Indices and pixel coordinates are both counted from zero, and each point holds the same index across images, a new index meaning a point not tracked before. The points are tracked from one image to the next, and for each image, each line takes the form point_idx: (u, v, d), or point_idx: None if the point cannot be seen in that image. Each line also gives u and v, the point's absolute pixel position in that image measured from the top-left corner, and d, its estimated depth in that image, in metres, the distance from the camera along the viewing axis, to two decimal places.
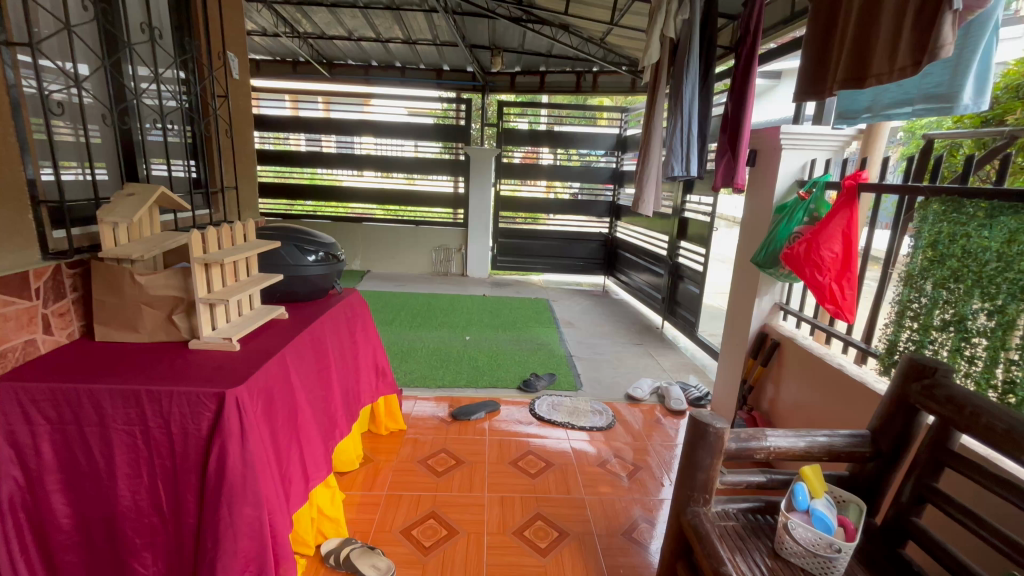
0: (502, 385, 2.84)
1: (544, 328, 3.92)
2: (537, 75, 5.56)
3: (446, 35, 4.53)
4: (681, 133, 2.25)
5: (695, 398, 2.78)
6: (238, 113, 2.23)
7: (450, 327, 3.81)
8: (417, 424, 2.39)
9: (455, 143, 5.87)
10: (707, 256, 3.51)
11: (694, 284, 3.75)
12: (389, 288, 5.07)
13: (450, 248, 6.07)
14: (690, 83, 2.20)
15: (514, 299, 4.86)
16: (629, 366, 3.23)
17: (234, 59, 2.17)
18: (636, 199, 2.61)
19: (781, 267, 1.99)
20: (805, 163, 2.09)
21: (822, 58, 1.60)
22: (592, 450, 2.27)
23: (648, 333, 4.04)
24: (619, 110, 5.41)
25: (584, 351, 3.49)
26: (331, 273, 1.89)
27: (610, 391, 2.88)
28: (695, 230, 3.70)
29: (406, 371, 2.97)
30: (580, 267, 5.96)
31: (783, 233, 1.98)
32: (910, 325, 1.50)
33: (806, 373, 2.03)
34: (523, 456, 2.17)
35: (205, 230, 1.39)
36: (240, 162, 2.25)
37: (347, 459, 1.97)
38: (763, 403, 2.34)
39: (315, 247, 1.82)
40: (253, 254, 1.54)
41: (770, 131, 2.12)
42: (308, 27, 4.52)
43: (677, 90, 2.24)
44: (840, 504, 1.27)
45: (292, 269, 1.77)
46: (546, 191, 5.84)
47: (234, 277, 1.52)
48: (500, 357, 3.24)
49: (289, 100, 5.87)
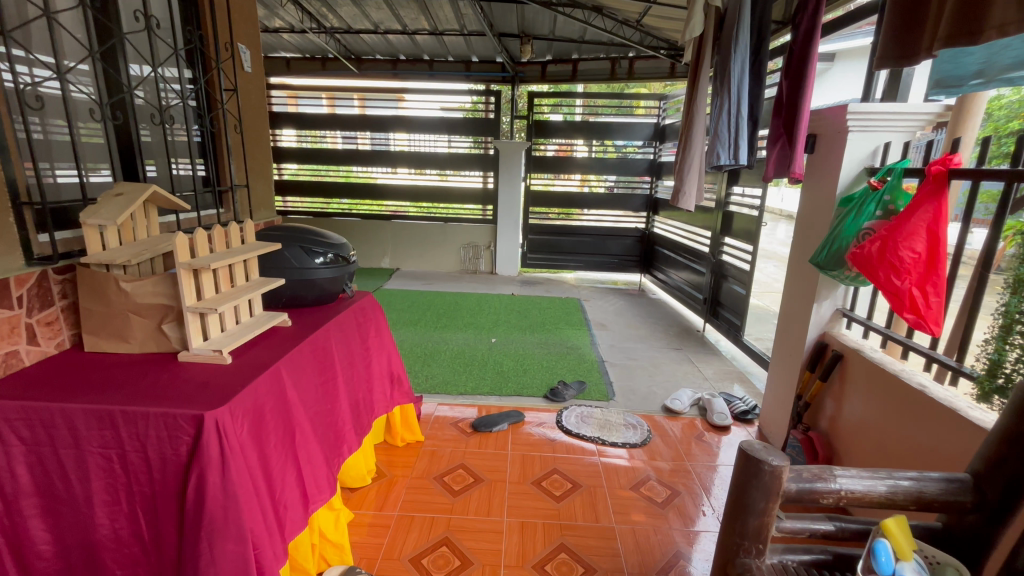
0: (527, 393, 2.66)
1: (575, 330, 3.71)
2: (569, 63, 5.30)
3: (473, 25, 4.37)
4: (728, 117, 1.97)
5: (741, 411, 2.52)
6: (248, 107, 2.13)
7: (476, 329, 3.66)
8: (435, 434, 2.25)
9: (485, 137, 5.72)
10: (754, 253, 3.21)
11: (739, 284, 3.45)
12: (417, 287, 4.97)
13: (480, 245, 5.93)
14: (738, 59, 1.92)
15: (544, 298, 4.66)
16: (667, 374, 2.98)
17: (245, 50, 2.08)
18: (674, 193, 2.35)
19: (846, 269, 1.71)
20: (877, 148, 1.81)
21: (913, 16, 1.33)
22: (624, 469, 2.06)
23: (688, 336, 3.76)
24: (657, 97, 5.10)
25: (617, 356, 3.25)
26: (340, 276, 1.77)
27: (645, 402, 2.64)
28: (742, 226, 3.39)
29: (428, 376, 2.84)
30: (615, 264, 5.68)
31: (849, 229, 1.70)
32: (1020, 342, 1.23)
33: (876, 392, 1.76)
34: (547, 475, 1.98)
35: (195, 232, 1.28)
36: (251, 159, 2.16)
37: (358, 475, 1.84)
38: (822, 421, 2.06)
39: (323, 249, 1.70)
40: (250, 257, 1.42)
41: (834, 111, 1.84)
42: (335, 21, 4.46)
43: (723, 67, 1.97)
44: (932, 567, 1.03)
45: (298, 273, 1.65)
46: (580, 185, 5.60)
47: (229, 283, 1.41)
48: (528, 362, 3.06)
49: (325, 96, 5.72)
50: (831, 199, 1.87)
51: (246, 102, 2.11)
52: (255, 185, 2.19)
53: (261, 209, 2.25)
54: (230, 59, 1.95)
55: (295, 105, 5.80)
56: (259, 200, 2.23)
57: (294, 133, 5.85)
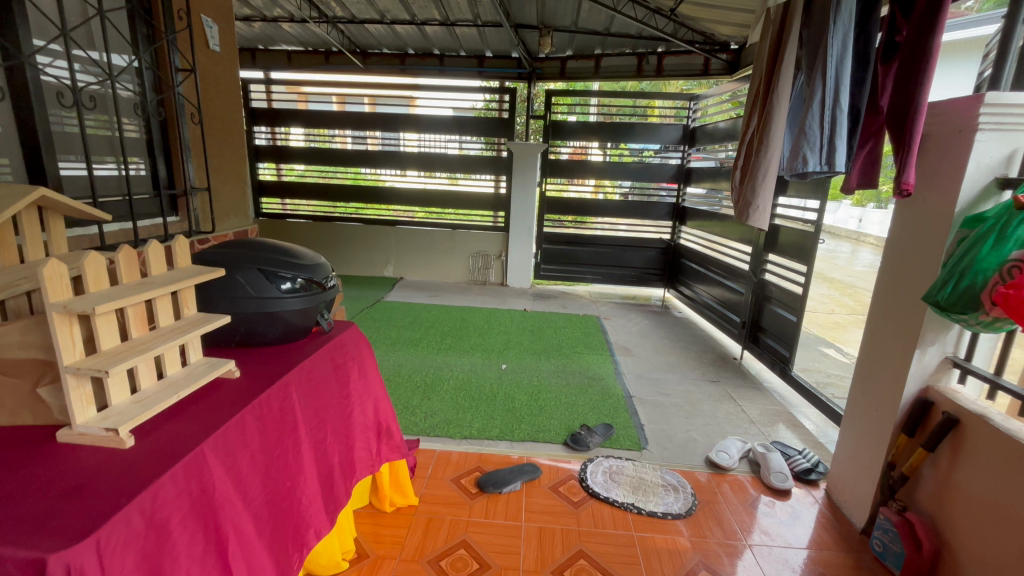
0: (543, 439, 2.25)
1: (595, 355, 3.30)
2: (591, 59, 4.87)
3: (488, 15, 4.00)
4: (821, 109, 1.42)
5: (804, 470, 2.07)
6: (213, 93, 1.75)
7: (484, 352, 3.25)
8: (432, 496, 1.84)
9: (498, 138, 5.32)
10: (808, 275, 2.76)
11: (787, 309, 3.00)
12: (421, 299, 4.60)
13: (490, 255, 5.54)
14: (839, 31, 1.38)
15: (559, 314, 4.26)
16: (706, 416, 2.56)
17: (211, 26, 1.71)
18: (738, 208, 1.77)
19: (984, 312, 1.28)
20: (1012, 153, 1.39)
21: None
22: (666, 551, 1.64)
23: (724, 366, 3.31)
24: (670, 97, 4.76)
25: (647, 391, 2.83)
26: (312, 308, 1.38)
27: (683, 453, 2.21)
28: (792, 242, 2.94)
29: (427, 412, 2.43)
30: (635, 278, 5.26)
31: (987, 260, 1.27)
32: None
33: (1010, 473, 1.32)
34: (572, 561, 1.57)
35: (88, 255, 0.89)
36: (215, 156, 1.78)
37: (331, 560, 1.44)
38: (920, 498, 1.62)
39: (290, 272, 1.32)
40: (175, 288, 1.03)
41: (955, 105, 1.42)
42: (337, 10, 4.11)
43: (815, 47, 1.49)
44: None
45: (256, 304, 1.27)
46: (595, 191, 5.20)
47: (146, 325, 1.02)
48: (544, 397, 2.65)
49: (336, 99, 5.42)
50: (945, 219, 1.46)
51: (207, 86, 1.71)
52: (221, 188, 1.81)
53: (226, 218, 1.85)
54: (187, 30, 1.56)
55: (302, 102, 5.46)
56: (226, 207, 1.85)
57: (302, 131, 5.52)
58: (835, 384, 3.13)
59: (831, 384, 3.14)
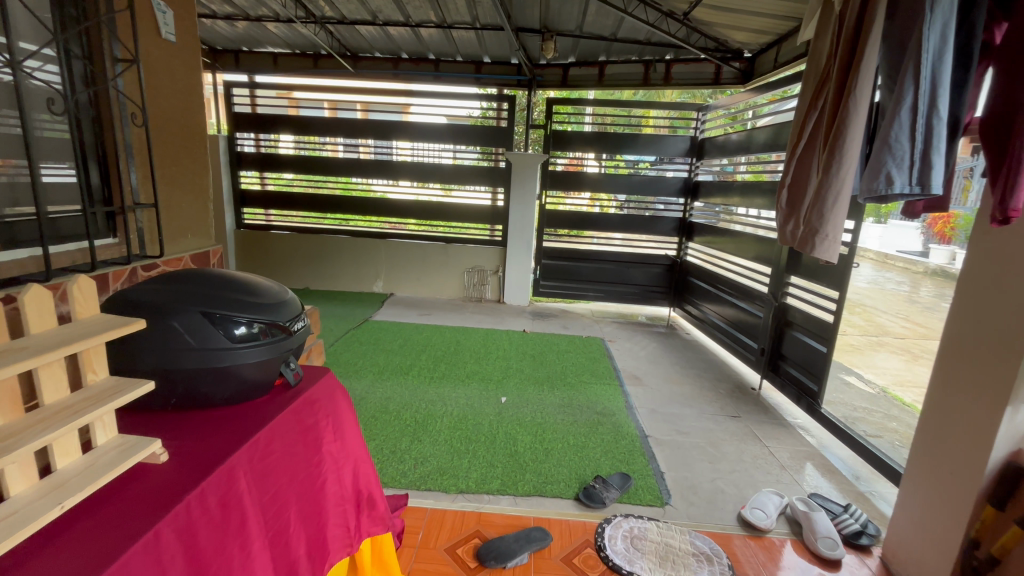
0: (551, 493, 1.95)
1: (603, 385, 3.02)
2: (595, 66, 4.63)
3: (487, 18, 3.76)
4: (910, 118, 1.15)
5: (854, 533, 1.79)
6: (163, 89, 1.46)
7: (481, 382, 2.95)
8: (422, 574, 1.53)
9: (496, 148, 5.07)
10: (841, 302, 2.50)
11: (814, 338, 2.75)
12: (412, 318, 4.29)
13: (485, 270, 5.25)
14: (938, 20, 1.11)
15: (561, 336, 3.97)
16: (732, 461, 2.28)
17: (165, 10, 1.43)
18: (799, 239, 1.49)
19: None
20: None
21: None
22: None
23: (743, 398, 3.04)
24: (669, 109, 4.55)
25: (663, 429, 2.55)
26: (273, 360, 1.09)
27: (713, 510, 1.93)
28: (819, 264, 2.69)
29: (418, 459, 2.12)
30: (638, 296, 5.00)
31: None
32: None
33: None
34: None
35: None
36: (167, 165, 1.50)
37: None
38: None
39: (244, 315, 1.03)
40: (66, 351, 0.73)
41: None
42: (327, 10, 3.86)
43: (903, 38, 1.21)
44: None
45: (196, 358, 0.97)
46: (591, 204, 4.96)
47: (17, 406, 0.72)
48: (549, 437, 2.36)
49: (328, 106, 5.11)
50: None
51: (155, 79, 1.43)
52: (172, 205, 1.52)
53: (180, 237, 1.57)
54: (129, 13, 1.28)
55: (294, 107, 5.15)
56: (181, 226, 1.57)
57: (290, 139, 5.23)
58: (865, 420, 2.86)
59: (861, 419, 2.87)
